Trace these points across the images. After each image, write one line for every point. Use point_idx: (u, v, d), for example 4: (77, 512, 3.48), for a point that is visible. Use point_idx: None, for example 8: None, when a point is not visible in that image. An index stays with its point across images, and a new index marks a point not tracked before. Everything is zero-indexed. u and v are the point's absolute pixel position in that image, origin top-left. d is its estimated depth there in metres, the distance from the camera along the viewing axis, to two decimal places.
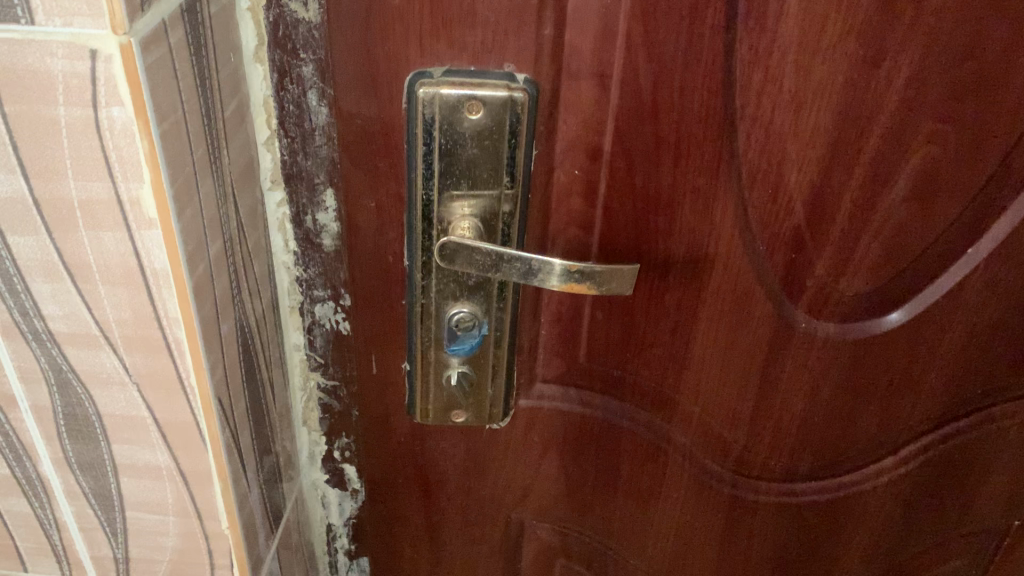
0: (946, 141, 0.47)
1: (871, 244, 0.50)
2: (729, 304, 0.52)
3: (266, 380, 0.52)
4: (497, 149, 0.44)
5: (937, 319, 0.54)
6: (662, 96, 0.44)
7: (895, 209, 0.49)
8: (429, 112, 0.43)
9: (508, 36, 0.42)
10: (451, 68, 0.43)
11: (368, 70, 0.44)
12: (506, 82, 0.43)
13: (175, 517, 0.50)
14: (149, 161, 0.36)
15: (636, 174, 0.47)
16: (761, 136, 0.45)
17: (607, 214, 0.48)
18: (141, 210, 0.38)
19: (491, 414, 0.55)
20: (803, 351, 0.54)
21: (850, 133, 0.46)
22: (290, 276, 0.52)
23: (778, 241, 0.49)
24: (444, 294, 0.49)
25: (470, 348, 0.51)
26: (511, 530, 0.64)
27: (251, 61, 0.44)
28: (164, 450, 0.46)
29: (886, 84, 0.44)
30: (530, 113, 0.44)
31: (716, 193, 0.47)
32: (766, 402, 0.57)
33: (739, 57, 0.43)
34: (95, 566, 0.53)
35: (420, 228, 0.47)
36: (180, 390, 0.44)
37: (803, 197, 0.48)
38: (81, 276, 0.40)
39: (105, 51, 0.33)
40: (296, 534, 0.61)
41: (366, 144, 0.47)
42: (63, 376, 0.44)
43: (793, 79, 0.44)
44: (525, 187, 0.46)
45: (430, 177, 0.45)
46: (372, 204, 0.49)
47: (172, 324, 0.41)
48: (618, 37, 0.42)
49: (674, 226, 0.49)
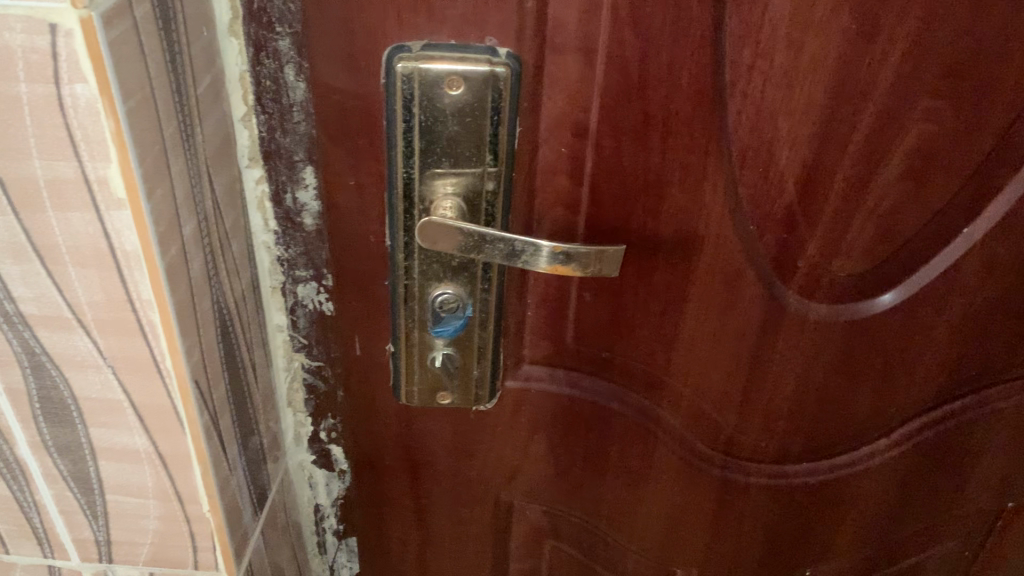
0: (943, 118, 0.46)
1: (866, 225, 0.49)
2: (720, 285, 0.51)
3: (248, 361, 0.51)
4: (479, 126, 0.43)
5: (932, 300, 0.53)
6: (650, 71, 0.43)
7: (890, 188, 0.48)
8: (408, 88, 0.42)
9: (490, 9, 0.41)
10: (431, 42, 0.42)
11: (347, 44, 0.43)
12: (488, 58, 0.42)
13: (156, 501, 0.49)
14: (115, 140, 0.35)
15: (623, 152, 0.45)
16: (753, 113, 0.44)
17: (594, 193, 0.47)
18: (109, 190, 0.37)
19: (478, 397, 0.55)
20: (795, 332, 0.53)
21: (844, 110, 0.44)
22: (271, 256, 0.51)
23: (769, 221, 0.48)
24: (428, 275, 0.48)
25: (455, 330, 0.50)
26: (500, 512, 0.64)
27: (226, 35, 0.43)
28: (142, 433, 0.45)
29: (881, 59, 0.43)
30: (513, 89, 0.42)
31: (707, 171, 0.46)
32: (757, 383, 0.56)
33: (729, 31, 0.42)
34: (77, 549, 0.52)
35: (402, 207, 0.46)
36: (156, 372, 0.43)
37: (795, 175, 0.46)
38: (51, 258, 0.39)
39: (64, 25, 0.32)
40: (283, 515, 0.61)
41: (346, 121, 0.46)
42: (37, 360, 0.43)
43: (785, 53, 0.42)
44: (509, 165, 0.45)
45: (411, 155, 0.44)
46: (353, 183, 0.48)
47: (145, 306, 0.40)
48: (604, 10, 0.41)
49: (663, 205, 0.47)
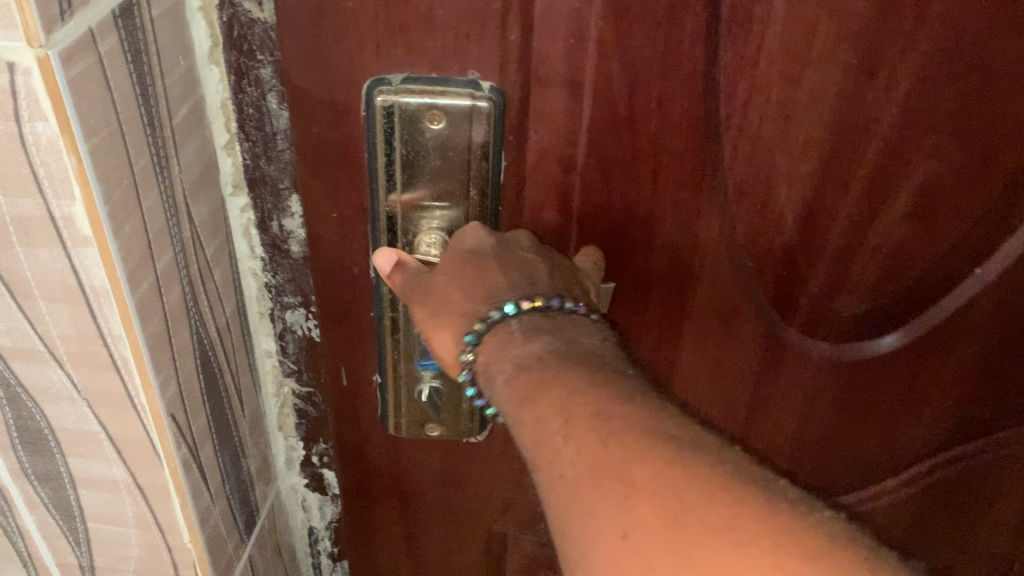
0: (949, 156, 0.44)
1: (869, 264, 0.48)
2: (716, 320, 0.51)
3: (232, 389, 0.50)
4: (460, 159, 0.43)
5: (938, 339, 0.52)
6: (639, 104, 0.42)
7: (894, 228, 0.46)
8: (389, 121, 0.42)
9: (472, 39, 0.40)
10: (412, 75, 0.42)
11: (325, 74, 0.42)
12: (471, 92, 0.41)
13: (136, 529, 0.48)
14: (78, 178, 0.34)
15: (613, 187, 0.46)
16: (747, 148, 0.44)
17: (583, 226, 0.47)
18: (75, 227, 0.36)
19: (467, 429, 0.54)
20: (795, 369, 0.54)
21: (844, 146, 0.43)
22: (258, 281, 0.50)
23: (768, 258, 0.48)
24: (412, 308, 0.48)
25: (440, 363, 0.49)
26: (492, 541, 0.63)
27: (206, 63, 0.42)
28: (119, 464, 0.45)
29: (883, 96, 0.42)
30: (495, 122, 0.42)
31: (700, 208, 0.46)
32: (757, 417, 0.56)
33: (721, 62, 0.41)
34: (62, 572, 0.52)
35: (387, 240, 0.46)
36: (130, 406, 0.42)
37: (793, 212, 0.46)
38: (21, 292, 0.38)
39: (21, 63, 0.31)
40: (272, 541, 0.60)
41: (323, 154, 0.45)
42: (12, 390, 0.42)
43: (780, 89, 0.42)
44: (493, 199, 0.45)
45: (393, 188, 0.44)
46: (333, 215, 0.47)
47: (116, 341, 0.39)
48: (590, 41, 0.40)
49: (654, 240, 0.48)
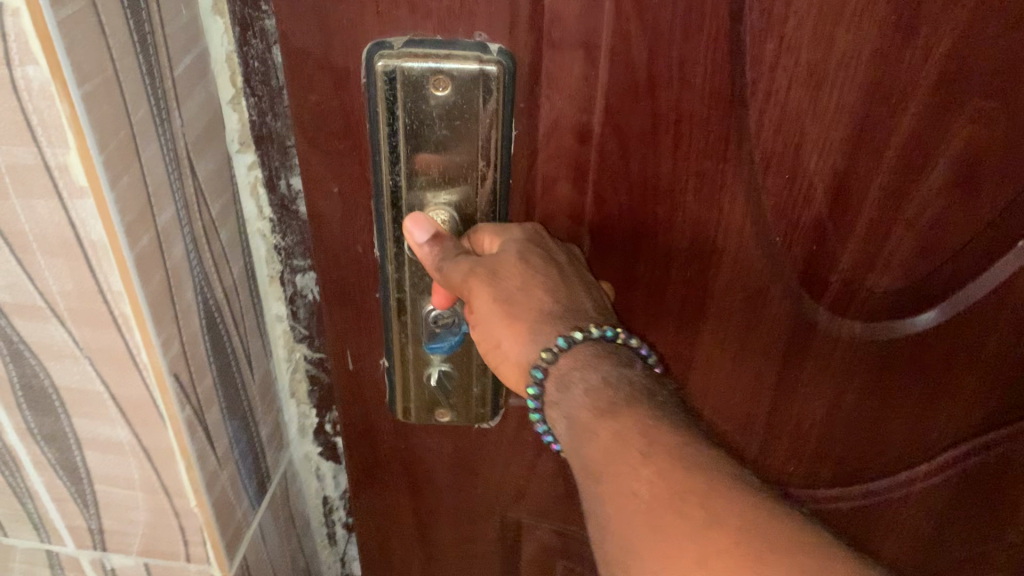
0: (992, 121, 0.43)
1: (903, 238, 0.47)
2: (740, 301, 0.50)
3: (241, 353, 0.50)
4: (468, 128, 0.41)
5: (975, 320, 0.52)
6: (660, 71, 0.40)
7: (930, 200, 0.46)
8: (391, 89, 0.40)
9: (479, 3, 0.39)
10: (414, 37, 0.40)
11: (322, 42, 0.40)
12: (477, 54, 0.40)
13: (143, 493, 0.48)
14: (72, 125, 0.33)
15: (630, 157, 0.44)
16: (777, 114, 0.42)
17: (599, 202, 0.46)
18: (70, 177, 0.35)
19: (479, 415, 0.53)
20: (826, 351, 0.53)
21: (880, 112, 0.42)
22: (268, 244, 0.49)
23: (798, 233, 0.47)
24: (419, 289, 0.47)
25: (449, 346, 0.49)
26: (506, 529, 0.62)
27: (210, 14, 0.41)
28: (124, 426, 0.44)
29: (923, 55, 0.41)
30: (505, 87, 0.40)
31: (725, 177, 0.44)
32: (783, 400, 0.55)
33: (749, 23, 0.39)
34: (72, 535, 0.52)
35: (390, 216, 0.44)
36: (133, 366, 0.41)
37: (825, 182, 0.44)
38: (19, 246, 0.38)
39: (10, 4, 0.30)
40: (285, 510, 0.59)
41: (322, 122, 0.43)
42: (15, 348, 0.42)
43: (812, 50, 0.40)
44: (503, 169, 0.43)
45: (396, 160, 0.42)
46: (336, 191, 0.45)
47: (116, 297, 0.39)
48: (607, 2, 0.38)
49: (676, 215, 0.46)
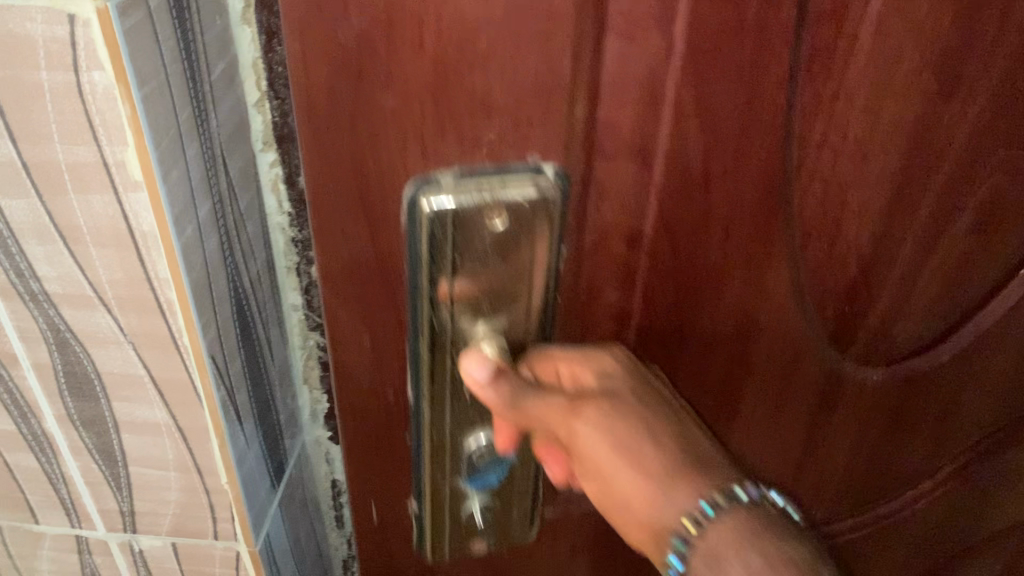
0: (1009, 168, 0.51)
1: (921, 282, 0.55)
2: (776, 366, 0.55)
3: (264, 339, 0.53)
4: (518, 254, 0.41)
5: (981, 340, 0.61)
6: (715, 167, 0.43)
7: (950, 244, 0.53)
8: (437, 226, 0.39)
9: (534, 121, 0.38)
10: (462, 171, 0.39)
11: (357, 174, 0.39)
12: (533, 186, 0.40)
13: (176, 473, 0.51)
14: (132, 125, 0.37)
15: (678, 252, 0.46)
16: (820, 185, 0.46)
17: (645, 300, 0.48)
18: (127, 172, 0.38)
19: (511, 536, 0.57)
20: (858, 393, 0.59)
21: (917, 174, 0.48)
22: (286, 237, 0.53)
23: (837, 292, 0.52)
24: (459, 419, 0.48)
25: (490, 478, 0.52)
26: None
27: (239, 23, 0.45)
28: (161, 407, 0.47)
29: (958, 116, 0.47)
30: (558, 205, 0.41)
31: (770, 259, 0.48)
32: (817, 443, 0.61)
33: (801, 100, 0.42)
34: (103, 519, 0.55)
35: (428, 349, 0.45)
36: (175, 349, 0.45)
37: (862, 245, 0.50)
38: (73, 238, 0.41)
39: (82, 15, 0.34)
40: (299, 491, 0.63)
41: (359, 274, 0.43)
42: (62, 337, 0.45)
43: (860, 120, 0.44)
44: (551, 288, 0.44)
45: (436, 297, 0.42)
46: (362, 331, 0.45)
47: (163, 285, 0.42)
48: (664, 101, 0.39)
49: (720, 301, 0.49)
